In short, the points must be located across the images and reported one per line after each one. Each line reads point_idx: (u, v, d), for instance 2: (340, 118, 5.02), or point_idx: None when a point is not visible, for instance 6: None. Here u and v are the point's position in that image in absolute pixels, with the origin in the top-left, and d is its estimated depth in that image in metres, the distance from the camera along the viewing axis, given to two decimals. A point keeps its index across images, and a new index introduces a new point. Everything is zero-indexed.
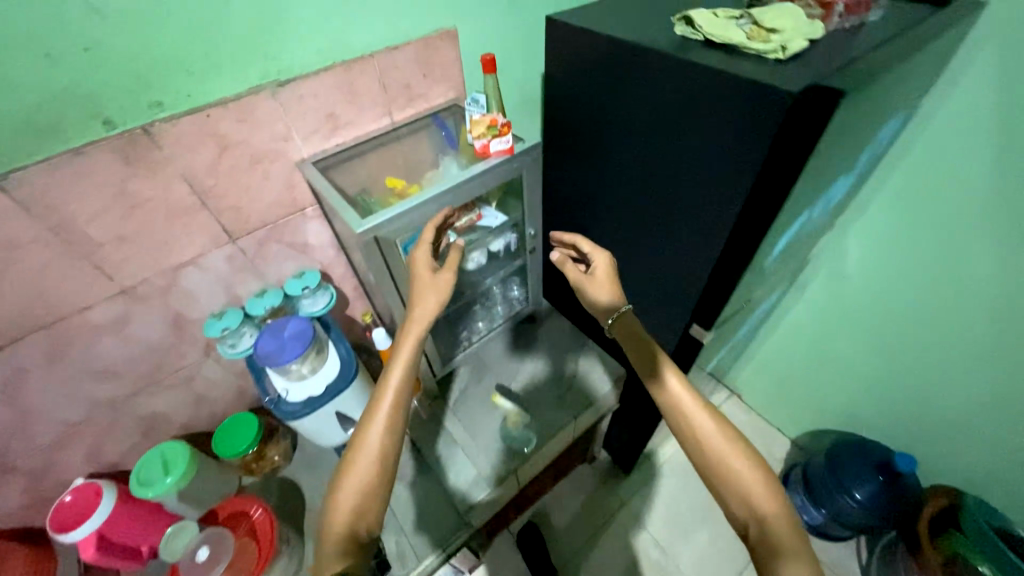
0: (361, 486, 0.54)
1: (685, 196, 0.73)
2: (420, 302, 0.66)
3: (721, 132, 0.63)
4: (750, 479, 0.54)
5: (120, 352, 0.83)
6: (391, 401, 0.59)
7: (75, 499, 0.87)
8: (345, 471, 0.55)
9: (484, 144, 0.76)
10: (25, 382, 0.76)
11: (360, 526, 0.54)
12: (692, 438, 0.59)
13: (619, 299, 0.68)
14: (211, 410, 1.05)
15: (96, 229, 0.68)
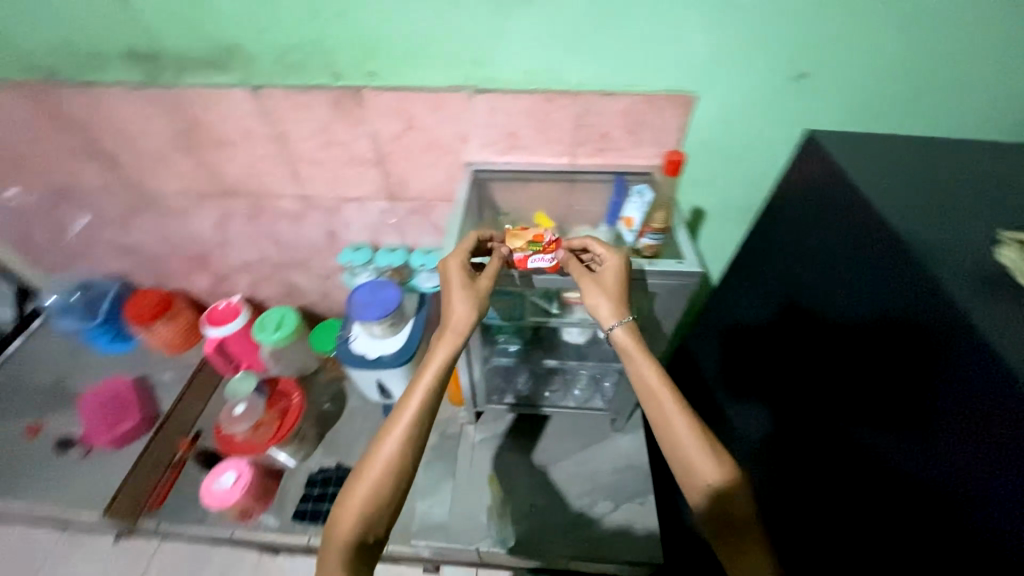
0: (371, 499, 0.55)
1: (821, 444, 0.59)
2: (454, 317, 0.64)
3: (899, 429, 0.47)
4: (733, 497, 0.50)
5: (288, 233, 1.04)
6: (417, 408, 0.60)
7: (224, 308, 1.17)
8: (355, 485, 0.56)
9: (523, 258, 0.69)
10: (232, 220, 1.02)
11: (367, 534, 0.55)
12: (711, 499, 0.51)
13: (619, 314, 0.61)
14: (329, 304, 1.26)
15: (301, 147, 0.84)
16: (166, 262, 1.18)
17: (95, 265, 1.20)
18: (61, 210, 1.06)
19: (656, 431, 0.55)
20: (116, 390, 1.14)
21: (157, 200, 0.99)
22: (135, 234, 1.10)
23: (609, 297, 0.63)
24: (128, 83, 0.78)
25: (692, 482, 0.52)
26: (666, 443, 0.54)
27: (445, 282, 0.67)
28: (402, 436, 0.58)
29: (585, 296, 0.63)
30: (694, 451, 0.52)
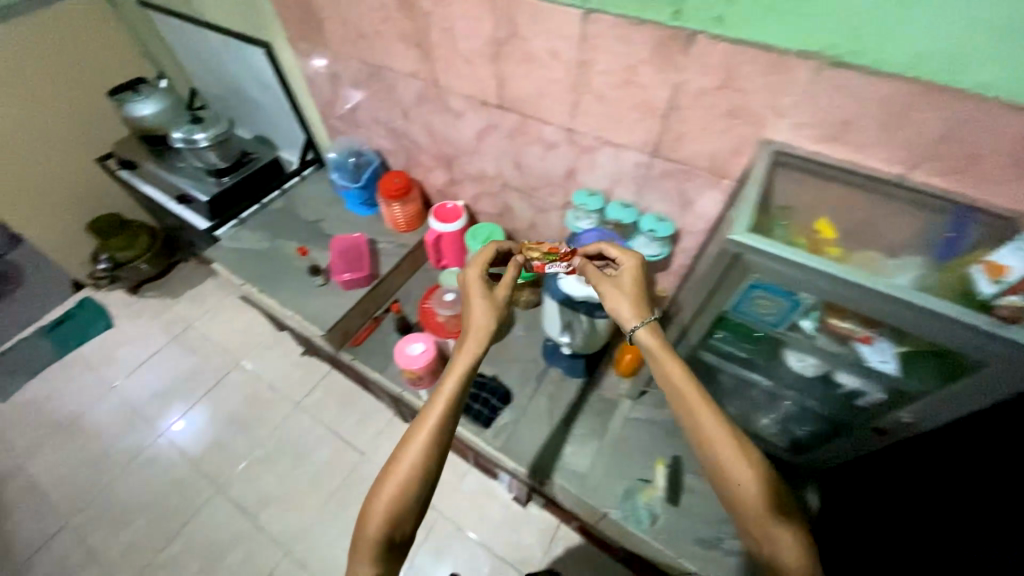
0: (401, 493, 0.71)
1: None
2: (473, 319, 0.83)
3: None
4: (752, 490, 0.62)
5: (533, 159, 1.09)
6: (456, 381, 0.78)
7: (450, 209, 1.32)
8: (411, 440, 0.74)
9: (539, 265, 0.88)
10: (491, 133, 1.11)
11: (394, 531, 0.71)
12: (742, 499, 0.62)
13: (635, 317, 0.76)
14: (530, 235, 1.33)
15: (596, 82, 0.85)
16: (418, 152, 1.34)
17: (366, 137, 1.42)
18: (364, 85, 1.26)
19: (688, 431, 0.67)
20: (357, 245, 1.36)
21: (441, 97, 1.11)
22: (407, 122, 1.26)
23: (626, 302, 0.77)
24: None
25: (732, 489, 0.63)
26: (696, 439, 0.66)
27: (467, 288, 0.87)
28: (422, 445, 0.73)
29: (605, 296, 0.79)
30: (733, 464, 0.63)
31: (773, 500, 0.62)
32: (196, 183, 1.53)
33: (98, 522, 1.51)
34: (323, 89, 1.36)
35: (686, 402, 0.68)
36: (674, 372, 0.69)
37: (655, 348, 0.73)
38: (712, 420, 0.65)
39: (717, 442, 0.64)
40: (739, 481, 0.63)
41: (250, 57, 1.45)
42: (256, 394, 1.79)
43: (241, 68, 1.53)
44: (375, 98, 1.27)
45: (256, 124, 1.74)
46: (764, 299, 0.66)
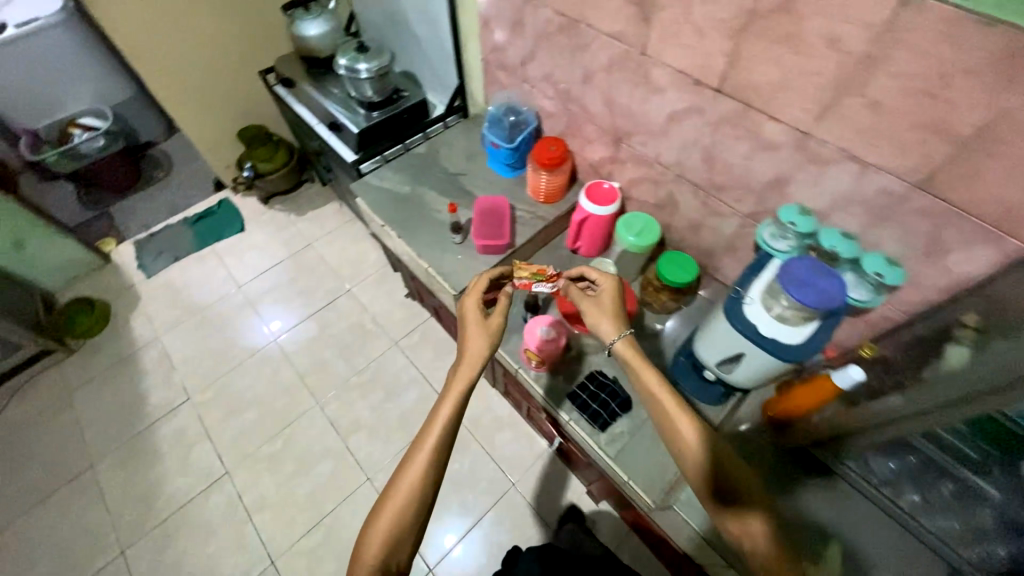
0: (399, 508, 0.81)
1: None
2: (468, 348, 0.97)
3: None
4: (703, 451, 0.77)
5: (733, 158, 0.95)
6: (455, 401, 0.91)
7: (606, 189, 1.22)
8: (417, 452, 0.85)
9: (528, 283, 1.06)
10: (690, 118, 0.96)
11: (395, 552, 0.79)
12: (698, 459, 0.77)
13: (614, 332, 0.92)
14: (686, 237, 1.20)
15: (878, 84, 0.68)
16: (584, 122, 1.23)
17: (528, 95, 1.32)
18: (546, 37, 1.14)
19: (670, 435, 0.80)
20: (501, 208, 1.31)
21: (642, 67, 0.97)
22: (584, 88, 1.14)
23: (603, 321, 0.94)
24: None
25: (687, 453, 0.78)
26: (666, 428, 0.81)
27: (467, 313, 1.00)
28: (426, 461, 0.84)
29: (591, 316, 0.94)
30: (680, 431, 0.79)
31: (720, 473, 0.75)
32: (348, 113, 1.53)
33: (215, 407, 1.68)
34: (496, 35, 1.27)
35: (648, 398, 0.84)
36: (638, 372, 0.87)
37: (629, 357, 0.89)
38: (672, 414, 0.81)
39: (682, 433, 0.79)
40: (693, 463, 0.77)
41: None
42: (360, 326, 1.86)
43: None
44: (554, 53, 1.15)
45: (408, 61, 1.69)
46: None
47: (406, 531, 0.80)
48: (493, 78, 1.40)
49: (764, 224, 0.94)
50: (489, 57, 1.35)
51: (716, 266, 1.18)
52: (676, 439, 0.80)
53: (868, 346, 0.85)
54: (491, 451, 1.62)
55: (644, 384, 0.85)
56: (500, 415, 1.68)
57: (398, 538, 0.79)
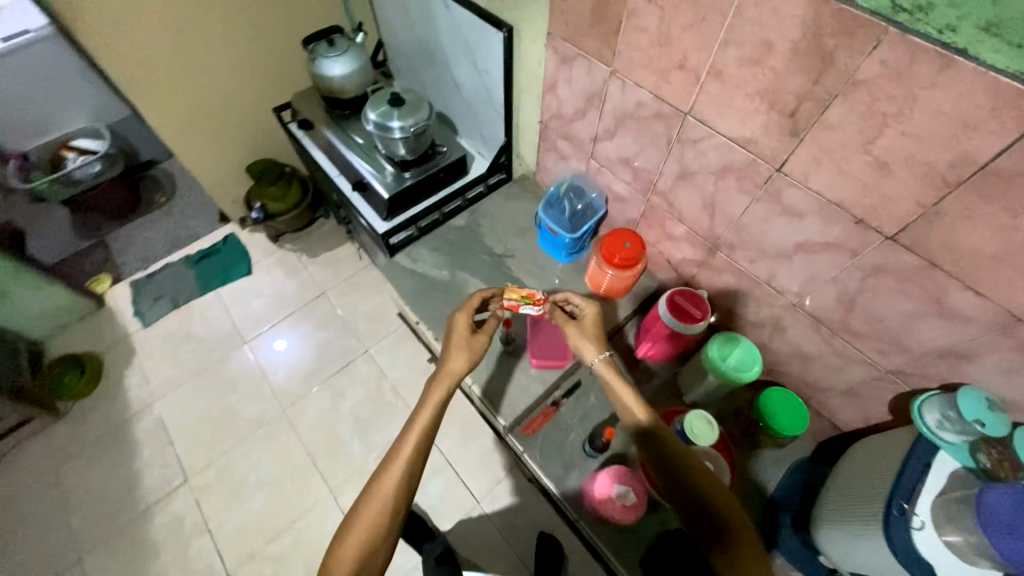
0: (374, 517, 0.79)
1: None
2: (451, 364, 0.92)
3: None
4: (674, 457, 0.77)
5: (886, 312, 0.73)
6: (432, 415, 0.89)
7: (693, 302, 0.99)
8: (391, 468, 0.83)
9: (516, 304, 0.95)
10: (831, 255, 0.75)
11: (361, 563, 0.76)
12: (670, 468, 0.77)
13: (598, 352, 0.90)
14: (787, 364, 0.99)
15: None
16: (668, 218, 1.01)
17: (596, 173, 1.10)
18: (631, 120, 0.91)
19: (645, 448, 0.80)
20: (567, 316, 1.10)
21: (769, 185, 0.76)
22: (677, 185, 0.92)
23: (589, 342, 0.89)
24: (1018, 81, 0.47)
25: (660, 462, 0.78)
26: (641, 439, 0.81)
27: (455, 330, 0.96)
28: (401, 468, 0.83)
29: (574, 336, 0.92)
30: (649, 440, 0.80)
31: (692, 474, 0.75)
32: (375, 171, 1.31)
33: (217, 491, 1.49)
34: (563, 103, 1.04)
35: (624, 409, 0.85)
36: (621, 388, 0.86)
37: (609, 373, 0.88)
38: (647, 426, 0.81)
39: (658, 449, 0.78)
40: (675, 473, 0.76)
41: (476, 34, 1.13)
42: (378, 395, 1.66)
43: (457, 41, 1.22)
44: (641, 139, 0.92)
45: (446, 103, 1.46)
46: None
47: (375, 550, 0.77)
48: (552, 145, 1.17)
49: (921, 401, 0.73)
50: (549, 123, 1.13)
51: (823, 404, 0.97)
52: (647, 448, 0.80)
53: None
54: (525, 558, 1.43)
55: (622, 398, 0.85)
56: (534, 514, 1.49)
57: (370, 554, 0.77)
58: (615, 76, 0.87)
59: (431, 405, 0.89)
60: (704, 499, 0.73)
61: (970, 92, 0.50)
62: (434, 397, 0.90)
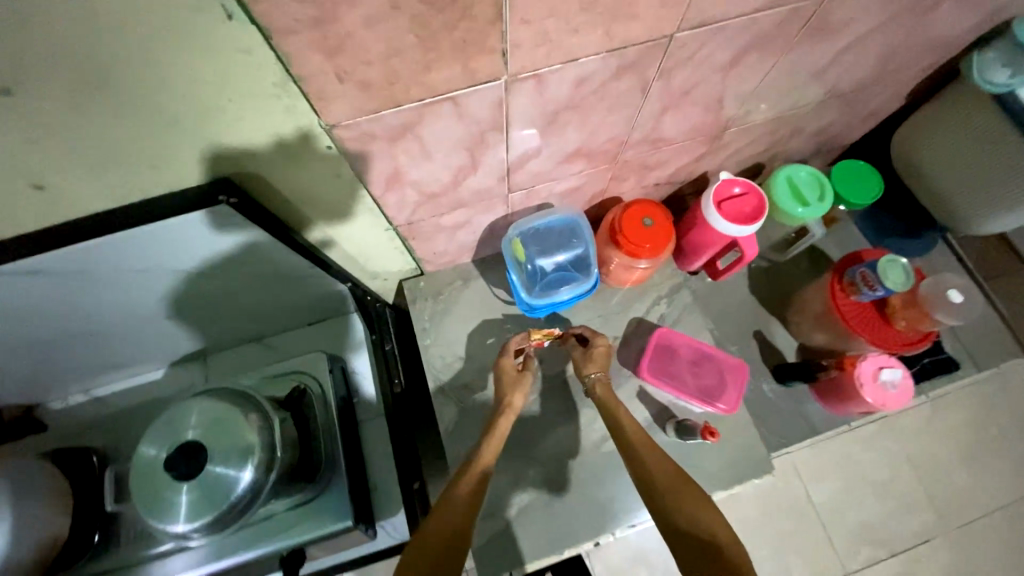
0: None
1: None
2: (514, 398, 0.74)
3: None
4: (668, 468, 0.64)
5: (931, 27, 0.63)
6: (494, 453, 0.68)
7: (736, 195, 0.78)
8: (445, 512, 0.60)
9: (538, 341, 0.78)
10: (883, 25, 0.58)
11: None
12: (667, 485, 0.62)
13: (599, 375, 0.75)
14: (805, 148, 0.90)
15: None
16: (650, 155, 0.71)
17: (527, 200, 0.70)
18: (571, 108, 0.52)
19: (637, 469, 0.65)
20: (683, 336, 0.81)
21: (814, 18, 0.51)
22: (668, 117, 0.61)
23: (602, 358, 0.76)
24: None
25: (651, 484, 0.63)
26: (629, 460, 0.66)
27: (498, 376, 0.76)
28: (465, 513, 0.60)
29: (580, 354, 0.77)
30: (645, 449, 0.66)
31: (683, 489, 0.61)
32: (282, 510, 0.74)
33: None
34: (428, 180, 0.56)
35: (619, 434, 0.69)
36: (615, 409, 0.72)
37: (603, 395, 0.73)
38: (644, 453, 0.66)
39: (652, 459, 0.65)
40: (670, 503, 0.60)
41: (167, 246, 0.54)
42: None
43: (137, 272, 0.60)
44: (595, 117, 0.55)
45: (209, 330, 0.83)
46: None
47: None
48: (434, 230, 0.70)
49: (974, 69, 0.73)
50: (415, 216, 0.64)
51: (840, 144, 0.94)
52: (636, 464, 0.65)
53: None
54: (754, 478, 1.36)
55: (620, 421, 0.70)
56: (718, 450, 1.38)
57: None
58: (526, 78, 0.45)
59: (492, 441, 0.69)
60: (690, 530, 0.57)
61: None
62: (496, 431, 0.70)
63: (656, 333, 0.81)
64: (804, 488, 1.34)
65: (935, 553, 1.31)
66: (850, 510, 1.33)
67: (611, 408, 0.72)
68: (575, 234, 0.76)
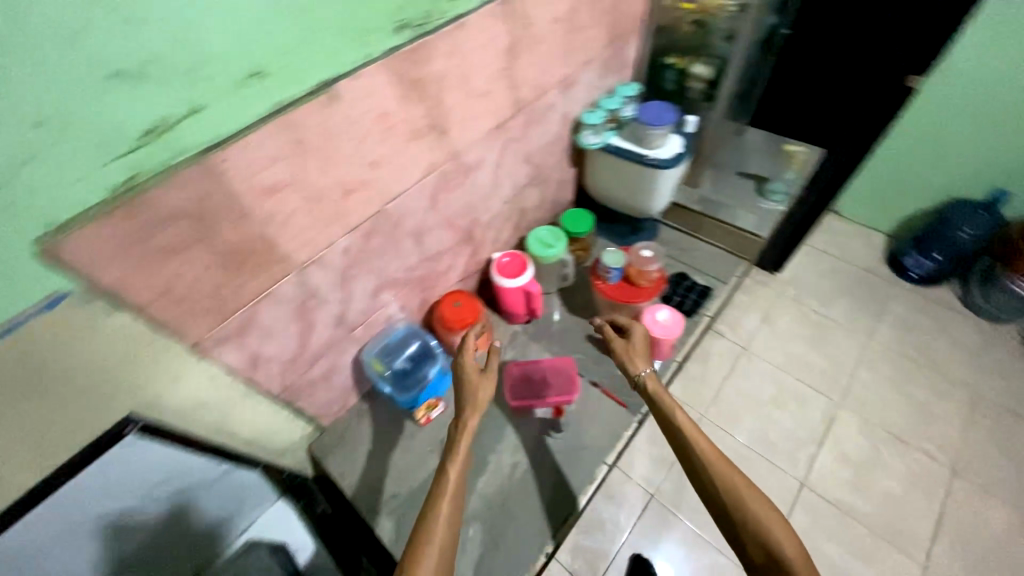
0: None
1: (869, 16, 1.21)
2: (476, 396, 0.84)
3: None
4: (759, 506, 0.79)
5: (539, 138, 1.12)
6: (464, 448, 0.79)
7: (507, 261, 1.18)
8: (432, 514, 0.71)
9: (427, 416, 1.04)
10: (508, 151, 1.04)
11: None
12: (746, 510, 0.80)
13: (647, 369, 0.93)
14: (544, 214, 1.35)
15: (580, 18, 0.98)
16: (436, 266, 1.06)
17: (369, 330, 0.98)
18: (353, 265, 0.84)
19: (709, 478, 0.83)
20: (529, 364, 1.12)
21: (460, 165, 0.93)
22: (422, 243, 0.96)
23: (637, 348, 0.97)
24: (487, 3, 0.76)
25: (726, 500, 0.82)
26: (703, 474, 0.84)
27: (462, 376, 0.87)
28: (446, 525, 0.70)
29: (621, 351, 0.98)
30: (721, 468, 0.82)
31: (755, 498, 0.80)
32: None
33: None
34: (285, 350, 0.82)
35: (672, 431, 0.89)
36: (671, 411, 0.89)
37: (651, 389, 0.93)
38: (705, 461, 0.84)
39: (721, 470, 0.82)
40: (740, 514, 0.80)
41: (93, 487, 0.70)
42: None
43: (68, 538, 0.72)
44: (376, 263, 0.89)
45: (163, 568, 0.92)
46: (762, 23, 1.13)
47: None
48: (313, 386, 0.94)
49: (580, 139, 1.24)
50: (291, 380, 0.87)
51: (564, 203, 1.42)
52: (706, 469, 0.84)
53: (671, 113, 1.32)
54: None
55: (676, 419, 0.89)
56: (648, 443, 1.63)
57: None
58: (311, 264, 0.76)
59: (462, 437, 0.80)
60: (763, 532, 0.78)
61: (480, 26, 0.77)
62: (463, 426, 0.81)
63: (508, 367, 1.11)
64: (727, 430, 1.62)
65: (845, 424, 1.61)
66: (769, 428, 1.62)
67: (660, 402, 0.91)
68: (411, 333, 1.03)
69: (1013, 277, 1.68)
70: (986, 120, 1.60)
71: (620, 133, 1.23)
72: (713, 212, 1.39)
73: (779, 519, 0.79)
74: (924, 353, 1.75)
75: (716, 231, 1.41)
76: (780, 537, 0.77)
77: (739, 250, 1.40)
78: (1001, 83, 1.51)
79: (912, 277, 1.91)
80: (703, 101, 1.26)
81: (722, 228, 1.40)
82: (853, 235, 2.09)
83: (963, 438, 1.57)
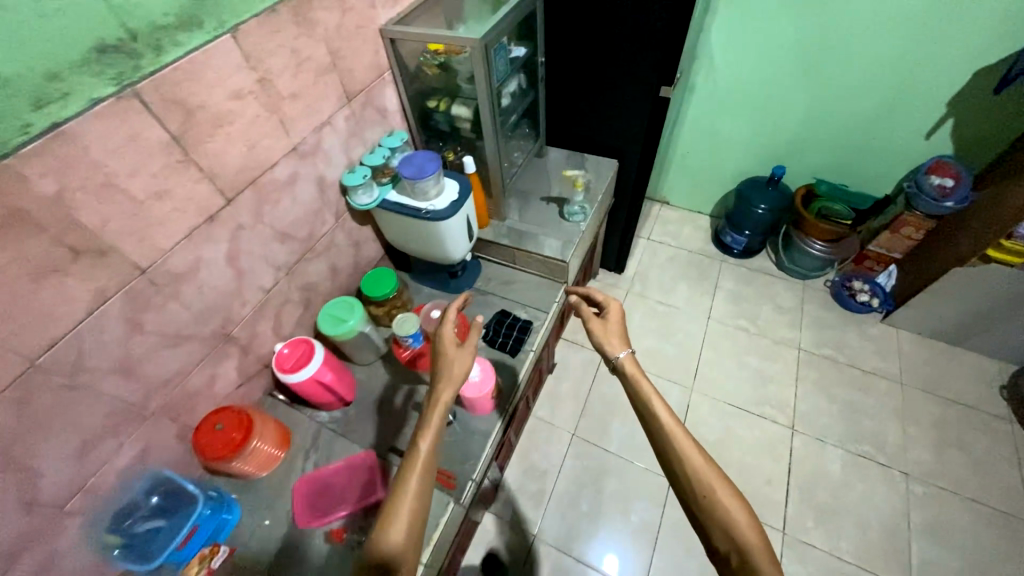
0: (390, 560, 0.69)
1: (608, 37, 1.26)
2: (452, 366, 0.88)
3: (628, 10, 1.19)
4: (728, 499, 0.77)
5: (290, 214, 1.00)
6: (436, 418, 0.83)
7: (287, 352, 1.03)
8: (405, 479, 0.76)
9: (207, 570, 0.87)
10: (242, 240, 0.91)
11: None
12: (716, 501, 0.77)
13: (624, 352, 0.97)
14: (341, 282, 1.24)
15: (283, 84, 0.88)
16: (184, 386, 0.91)
17: (93, 493, 0.80)
18: (14, 439, 0.67)
19: (678, 465, 0.82)
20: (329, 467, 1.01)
21: (158, 277, 0.78)
22: (138, 373, 0.81)
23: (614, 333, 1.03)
24: (100, 100, 0.63)
25: (694, 486, 0.80)
26: (673, 460, 0.83)
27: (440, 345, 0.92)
28: (416, 486, 0.75)
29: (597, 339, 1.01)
30: (692, 455, 0.82)
31: (726, 487, 0.78)
32: None
33: None
34: None
35: (652, 422, 0.88)
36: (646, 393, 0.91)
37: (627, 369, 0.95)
38: (680, 449, 0.83)
39: (691, 454, 0.81)
40: (707, 508, 0.78)
41: None
42: None
43: None
44: (59, 421, 0.72)
45: None
46: (498, 60, 1.12)
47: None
48: None
49: (351, 201, 1.12)
50: None
51: (368, 264, 1.32)
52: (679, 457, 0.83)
53: (449, 152, 1.29)
54: (560, 464, 1.60)
55: (651, 410, 0.87)
56: (523, 478, 1.58)
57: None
58: None
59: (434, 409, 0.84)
60: (725, 520, 0.76)
61: (101, 129, 0.64)
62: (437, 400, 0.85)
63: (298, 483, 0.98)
64: (596, 443, 1.63)
65: (699, 409, 1.70)
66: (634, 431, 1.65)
67: (632, 383, 0.93)
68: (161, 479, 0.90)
69: (808, 240, 1.87)
70: (755, 107, 1.77)
71: (395, 188, 1.15)
72: (522, 243, 1.37)
73: (749, 517, 0.76)
74: (755, 321, 1.91)
75: (529, 260, 1.39)
76: (749, 531, 0.74)
77: (554, 274, 1.39)
78: (754, 74, 1.68)
79: (736, 253, 2.09)
80: (475, 139, 1.23)
81: (533, 257, 1.37)
82: (684, 221, 2.24)
83: (796, 394, 1.71)
